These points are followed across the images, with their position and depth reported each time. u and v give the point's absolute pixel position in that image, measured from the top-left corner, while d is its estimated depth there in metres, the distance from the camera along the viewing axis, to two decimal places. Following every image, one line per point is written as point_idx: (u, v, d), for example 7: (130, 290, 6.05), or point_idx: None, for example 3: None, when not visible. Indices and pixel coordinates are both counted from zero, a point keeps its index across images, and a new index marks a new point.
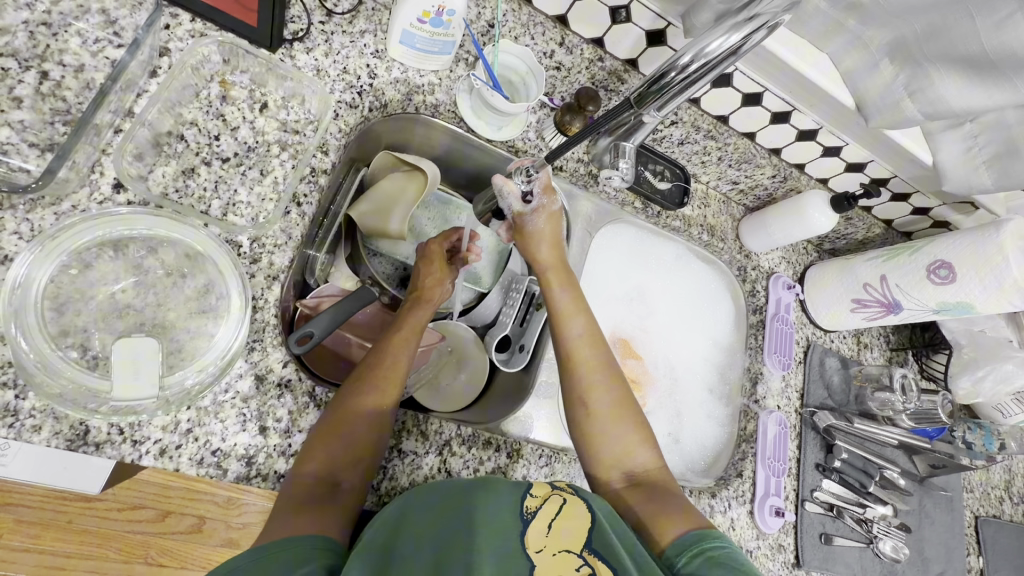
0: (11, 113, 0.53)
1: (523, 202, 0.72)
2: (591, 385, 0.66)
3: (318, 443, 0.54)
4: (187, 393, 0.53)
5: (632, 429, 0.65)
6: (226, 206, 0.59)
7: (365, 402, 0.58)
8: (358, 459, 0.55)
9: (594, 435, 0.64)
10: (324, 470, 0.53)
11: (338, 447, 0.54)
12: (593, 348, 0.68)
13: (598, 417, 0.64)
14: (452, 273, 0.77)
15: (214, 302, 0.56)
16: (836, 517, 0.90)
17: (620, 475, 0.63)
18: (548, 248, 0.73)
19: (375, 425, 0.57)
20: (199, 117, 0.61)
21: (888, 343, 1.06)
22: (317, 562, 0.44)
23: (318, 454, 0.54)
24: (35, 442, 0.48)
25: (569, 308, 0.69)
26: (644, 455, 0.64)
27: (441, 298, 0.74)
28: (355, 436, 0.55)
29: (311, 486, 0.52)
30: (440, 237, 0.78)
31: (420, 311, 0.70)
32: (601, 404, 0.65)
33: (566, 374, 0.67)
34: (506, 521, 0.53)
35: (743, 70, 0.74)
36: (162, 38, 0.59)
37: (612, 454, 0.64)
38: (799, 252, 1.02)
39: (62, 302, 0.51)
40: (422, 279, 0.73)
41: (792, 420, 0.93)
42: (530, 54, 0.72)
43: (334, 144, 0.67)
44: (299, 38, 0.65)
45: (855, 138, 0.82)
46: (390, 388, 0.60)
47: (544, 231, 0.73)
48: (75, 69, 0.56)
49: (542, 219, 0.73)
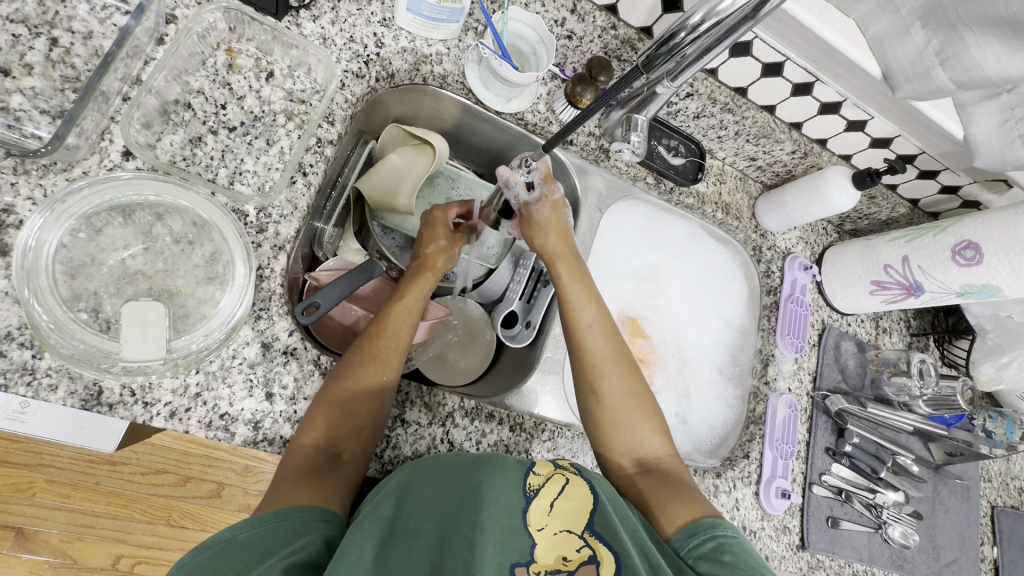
0: (23, 80, 0.53)
1: (527, 192, 0.72)
2: (603, 376, 0.65)
3: (318, 414, 0.55)
4: (193, 356, 0.54)
5: (645, 418, 0.64)
6: (232, 175, 0.60)
7: (363, 370, 0.58)
8: (360, 427, 0.56)
9: (605, 422, 0.64)
10: (325, 439, 0.54)
11: (339, 415, 0.55)
12: (606, 337, 0.67)
13: (609, 408, 0.64)
14: (459, 241, 0.76)
15: (221, 269, 0.57)
16: (845, 501, 0.88)
17: (630, 461, 0.63)
18: (554, 238, 0.72)
19: (374, 392, 0.58)
20: (206, 85, 0.62)
21: (909, 328, 1.03)
22: (317, 533, 0.46)
23: (317, 425, 0.55)
24: (52, 400, 0.50)
25: (582, 297, 0.69)
26: (656, 442, 0.64)
27: (445, 267, 0.74)
28: (355, 404, 0.56)
29: (312, 455, 0.53)
30: (446, 205, 0.76)
31: (425, 280, 0.71)
32: (612, 393, 0.64)
33: (578, 364, 0.67)
34: (511, 499, 0.54)
35: (762, 37, 0.70)
36: (169, 5, 0.59)
37: (622, 442, 0.63)
38: (817, 232, 1.00)
39: (74, 267, 0.53)
40: (426, 247, 0.73)
41: (804, 404, 0.91)
42: (540, 21, 0.70)
43: (340, 114, 0.67)
44: (305, 6, 0.65)
45: (882, 112, 0.78)
46: (391, 354, 0.61)
47: (550, 222, 0.72)
48: (84, 36, 0.56)
49: (547, 209, 0.72)
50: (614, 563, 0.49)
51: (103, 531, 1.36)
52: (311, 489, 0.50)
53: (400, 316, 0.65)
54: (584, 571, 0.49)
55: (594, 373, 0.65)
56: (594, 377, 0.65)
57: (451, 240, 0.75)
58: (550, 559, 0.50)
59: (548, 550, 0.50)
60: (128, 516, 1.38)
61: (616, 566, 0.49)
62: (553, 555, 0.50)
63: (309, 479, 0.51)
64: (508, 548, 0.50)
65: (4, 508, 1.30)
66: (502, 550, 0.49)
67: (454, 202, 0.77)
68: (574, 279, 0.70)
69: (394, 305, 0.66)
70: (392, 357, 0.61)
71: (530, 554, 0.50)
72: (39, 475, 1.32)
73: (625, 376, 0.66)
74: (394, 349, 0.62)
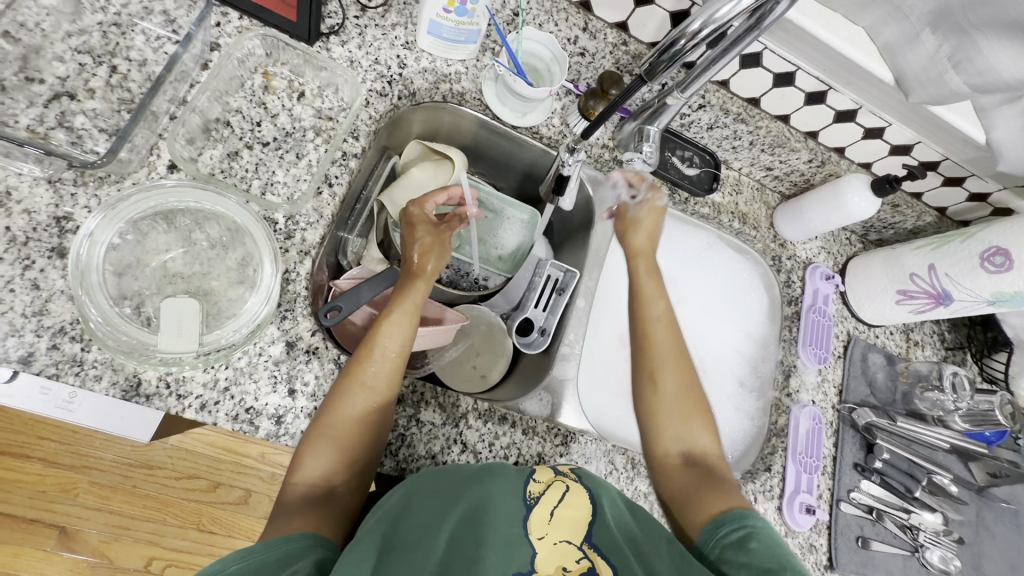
0: (87, 103, 0.60)
1: (629, 197, 0.79)
2: (661, 366, 0.67)
3: (308, 450, 0.56)
4: (221, 350, 0.58)
5: (697, 415, 0.65)
6: (265, 185, 0.65)
7: (350, 402, 0.57)
8: (352, 460, 0.57)
9: (657, 411, 0.65)
10: (318, 475, 0.55)
11: (329, 451, 0.56)
12: (671, 334, 0.69)
13: (663, 398, 0.65)
14: (443, 239, 0.73)
15: (251, 273, 0.61)
16: (876, 521, 0.85)
17: (677, 453, 0.63)
18: (644, 238, 0.76)
19: (364, 422, 0.58)
20: (243, 105, 0.67)
21: (943, 342, 0.99)
22: (309, 557, 0.47)
23: (308, 461, 0.56)
24: (97, 390, 0.54)
25: (653, 292, 0.72)
26: (704, 438, 0.64)
27: (435, 269, 0.71)
28: (345, 437, 0.57)
29: (306, 490, 0.55)
30: (421, 200, 0.73)
31: (415, 290, 0.66)
32: (668, 384, 0.66)
33: (639, 352, 0.69)
34: (512, 508, 0.55)
35: (772, 48, 0.72)
36: (214, 34, 0.66)
37: (671, 431, 0.64)
38: (840, 242, 0.98)
39: (122, 268, 0.58)
40: (412, 255, 0.69)
41: (829, 417, 0.88)
42: (553, 40, 0.73)
43: (364, 129, 0.71)
44: (335, 32, 0.71)
45: (899, 118, 0.77)
46: (384, 385, 0.60)
47: (645, 222, 0.77)
48: (139, 64, 0.63)
49: (644, 211, 0.77)
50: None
51: (138, 534, 1.42)
52: (305, 521, 0.52)
53: (387, 335, 0.61)
54: None
55: (654, 362, 0.67)
56: (653, 365, 0.67)
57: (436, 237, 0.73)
58: (551, 568, 0.51)
59: (549, 560, 0.51)
60: (162, 519, 1.43)
61: None
62: (553, 564, 0.51)
63: (305, 514, 0.52)
64: (511, 558, 0.51)
65: (52, 507, 1.38)
66: (505, 559, 0.51)
67: (427, 194, 0.74)
68: (650, 276, 0.73)
69: (382, 327, 0.62)
70: (379, 381, 0.59)
71: (530, 564, 0.51)
72: (82, 476, 1.39)
73: (683, 373, 0.67)
74: (382, 375, 0.60)
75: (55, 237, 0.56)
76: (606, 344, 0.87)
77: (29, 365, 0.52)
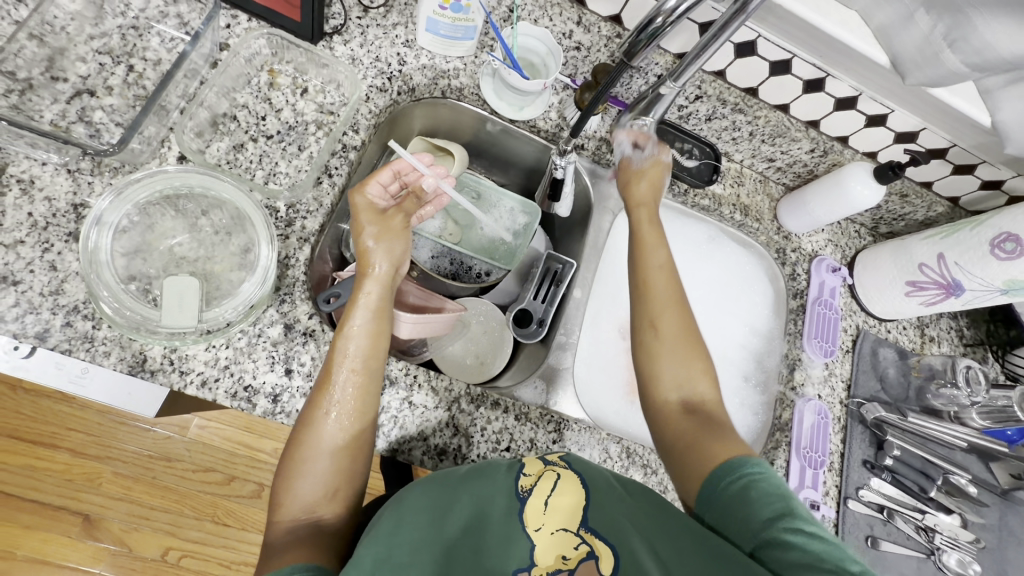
0: (105, 99, 0.64)
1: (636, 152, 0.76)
2: (660, 312, 0.65)
3: (284, 485, 0.54)
4: (222, 327, 0.60)
5: (696, 360, 0.62)
6: (268, 176, 0.68)
7: (319, 428, 0.55)
8: (332, 489, 0.55)
9: (657, 357, 0.63)
10: (300, 509, 0.54)
11: (305, 483, 0.54)
12: (671, 282, 0.67)
13: (663, 343, 0.63)
14: (400, 224, 0.67)
15: (252, 258, 0.64)
16: (887, 521, 0.81)
17: (677, 400, 0.61)
18: (647, 186, 0.75)
19: (336, 448, 0.55)
20: (250, 100, 0.71)
21: (962, 338, 0.96)
22: None
23: (286, 498, 0.54)
24: (105, 365, 0.57)
25: (654, 241, 0.70)
26: (703, 384, 0.62)
27: (401, 256, 0.65)
28: (318, 466, 0.54)
29: (292, 527, 0.53)
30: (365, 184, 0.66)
31: (365, 293, 0.61)
32: (669, 331, 0.64)
33: (638, 298, 0.67)
34: (506, 505, 0.56)
35: (766, 36, 0.72)
36: (223, 35, 0.70)
37: (671, 377, 0.62)
38: (849, 234, 0.96)
39: (132, 251, 0.61)
40: (364, 240, 0.63)
41: (837, 412, 0.86)
42: (548, 34, 0.75)
43: (364, 123, 0.74)
44: (337, 31, 0.74)
45: (901, 104, 0.76)
46: (351, 405, 0.57)
47: (648, 171, 0.75)
48: (154, 63, 0.67)
49: (648, 162, 0.75)
50: (613, 560, 0.51)
51: (158, 524, 1.46)
52: (295, 555, 0.50)
53: (344, 350, 0.58)
54: (585, 566, 0.52)
55: (653, 310, 0.65)
56: (652, 312, 0.65)
57: (385, 225, 0.65)
58: (550, 559, 0.52)
59: (547, 552, 0.53)
60: (179, 510, 1.47)
61: (614, 564, 0.51)
62: (552, 555, 0.53)
63: (293, 551, 0.50)
64: (509, 556, 0.53)
65: (78, 496, 1.43)
66: (503, 558, 0.52)
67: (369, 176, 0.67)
68: (652, 224, 0.72)
69: (341, 344, 0.58)
70: (345, 401, 0.57)
71: (529, 559, 0.52)
72: (106, 467, 1.45)
73: (682, 314, 0.65)
74: (347, 395, 0.57)
75: (72, 223, 0.60)
76: (604, 335, 0.87)
77: (45, 341, 0.56)
